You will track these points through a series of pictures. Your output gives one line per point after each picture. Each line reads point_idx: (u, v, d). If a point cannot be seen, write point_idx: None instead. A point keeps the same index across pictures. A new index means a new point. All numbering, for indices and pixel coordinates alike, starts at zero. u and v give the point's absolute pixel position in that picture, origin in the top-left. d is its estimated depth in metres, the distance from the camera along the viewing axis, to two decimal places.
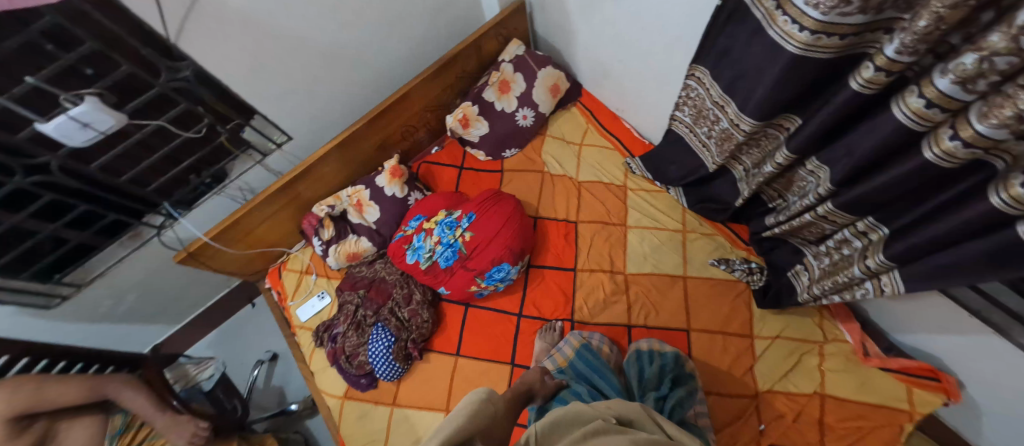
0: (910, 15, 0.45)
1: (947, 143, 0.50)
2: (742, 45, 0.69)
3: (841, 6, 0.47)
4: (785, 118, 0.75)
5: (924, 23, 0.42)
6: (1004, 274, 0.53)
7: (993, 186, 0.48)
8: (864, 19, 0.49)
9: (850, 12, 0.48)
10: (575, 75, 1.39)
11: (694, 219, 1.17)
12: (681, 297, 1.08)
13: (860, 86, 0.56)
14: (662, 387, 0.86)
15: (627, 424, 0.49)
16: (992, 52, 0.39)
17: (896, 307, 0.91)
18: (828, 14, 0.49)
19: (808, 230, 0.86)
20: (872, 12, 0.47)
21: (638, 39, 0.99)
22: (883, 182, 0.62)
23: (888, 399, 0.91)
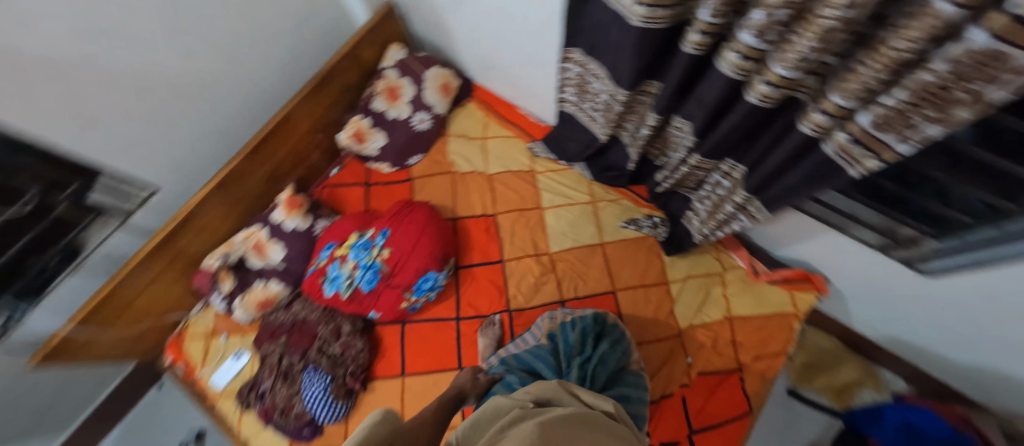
0: None
1: (762, 88, 0.59)
2: (596, 23, 0.75)
3: None
4: (647, 85, 0.82)
5: None
6: (825, 185, 0.64)
7: (800, 117, 0.59)
8: None
9: None
10: (464, 71, 1.39)
11: (601, 189, 1.25)
12: (603, 263, 1.16)
13: (693, 49, 0.63)
14: (586, 348, 0.93)
15: (546, 404, 0.51)
16: (772, 7, 0.47)
17: (769, 229, 1.08)
18: None
19: (688, 179, 0.97)
20: None
21: (508, 29, 1.02)
22: (728, 129, 0.71)
23: (778, 307, 1.08)
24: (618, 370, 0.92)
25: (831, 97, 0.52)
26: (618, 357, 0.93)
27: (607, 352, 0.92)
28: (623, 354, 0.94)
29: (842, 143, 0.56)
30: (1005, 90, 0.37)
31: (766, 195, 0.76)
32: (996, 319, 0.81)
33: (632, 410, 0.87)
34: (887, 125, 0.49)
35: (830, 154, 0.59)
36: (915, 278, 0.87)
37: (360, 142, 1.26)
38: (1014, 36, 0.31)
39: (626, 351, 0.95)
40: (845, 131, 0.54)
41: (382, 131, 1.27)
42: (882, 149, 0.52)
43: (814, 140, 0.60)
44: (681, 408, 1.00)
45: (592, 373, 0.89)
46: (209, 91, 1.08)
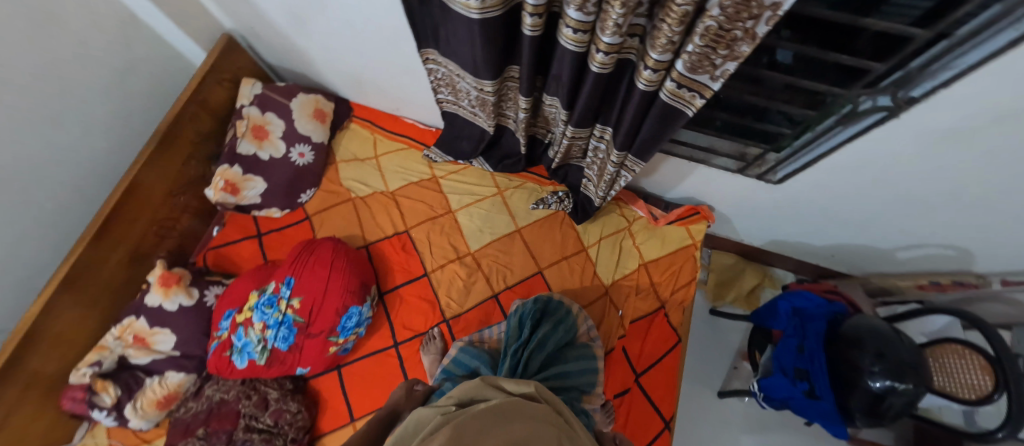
0: None
1: (598, 57, 0.63)
2: (441, 22, 0.75)
3: None
4: (509, 70, 0.86)
5: None
6: (672, 130, 0.72)
7: (635, 75, 0.65)
8: None
9: None
10: (335, 92, 1.32)
11: (504, 178, 1.27)
12: (523, 248, 1.19)
13: (531, 32, 0.65)
14: (530, 333, 0.93)
15: (468, 402, 0.52)
16: None
17: (656, 178, 1.20)
18: None
19: (574, 150, 1.03)
20: None
21: (363, 43, 0.99)
22: (585, 99, 0.76)
23: (679, 242, 1.20)
24: (561, 348, 0.96)
25: (651, 54, 0.58)
26: (562, 335, 0.96)
27: (555, 335, 0.94)
28: (564, 332, 0.97)
29: (673, 90, 0.62)
30: (764, 19, 0.45)
31: (636, 149, 0.83)
32: (832, 204, 1.01)
33: (575, 381, 0.91)
34: (698, 69, 0.56)
35: (667, 104, 0.66)
36: (772, 189, 1.03)
37: (236, 193, 1.13)
38: None
39: (568, 329, 0.98)
40: (671, 79, 0.61)
41: (259, 176, 1.16)
42: (702, 87, 0.60)
43: (653, 94, 0.67)
44: (625, 359, 1.08)
45: (537, 357, 0.91)
46: (20, 180, 0.89)
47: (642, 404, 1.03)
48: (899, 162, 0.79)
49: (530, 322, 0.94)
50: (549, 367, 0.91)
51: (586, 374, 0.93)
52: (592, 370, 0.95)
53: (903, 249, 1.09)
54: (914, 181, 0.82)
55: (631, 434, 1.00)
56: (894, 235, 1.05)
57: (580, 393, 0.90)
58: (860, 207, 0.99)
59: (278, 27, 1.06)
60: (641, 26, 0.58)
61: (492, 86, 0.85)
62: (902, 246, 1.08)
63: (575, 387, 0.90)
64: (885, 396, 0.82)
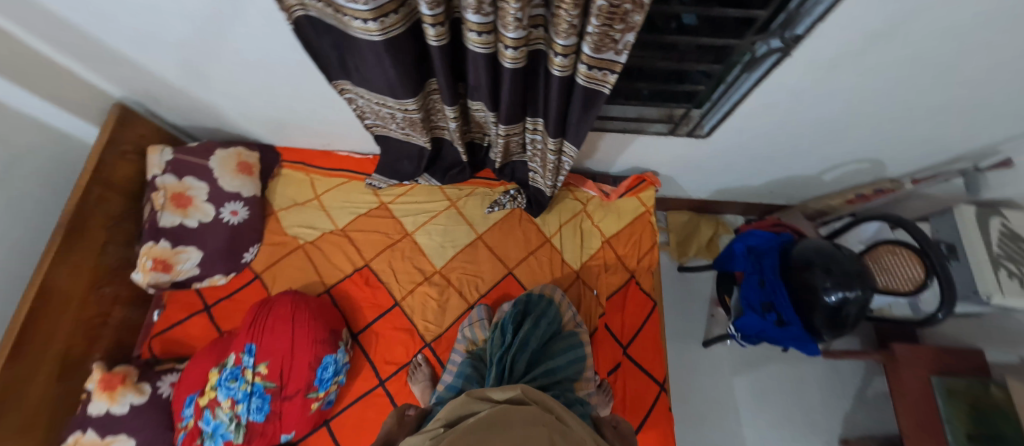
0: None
1: (509, 54, 0.64)
2: (344, 50, 0.72)
3: None
4: (430, 85, 0.86)
5: None
6: (596, 109, 0.74)
7: (548, 65, 0.66)
8: None
9: None
10: (257, 140, 1.25)
11: (454, 189, 1.26)
12: (488, 253, 1.19)
13: (437, 41, 0.65)
14: (514, 336, 0.92)
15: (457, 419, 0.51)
16: None
17: (598, 157, 1.24)
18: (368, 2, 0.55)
19: (513, 147, 1.03)
20: None
21: (272, 84, 0.94)
22: (508, 96, 0.76)
23: (634, 212, 1.24)
24: (547, 342, 0.96)
25: (557, 42, 0.59)
26: (546, 328, 0.96)
27: (540, 330, 0.94)
28: (546, 326, 0.96)
29: (586, 71, 0.64)
30: None
31: (570, 133, 0.84)
32: (758, 144, 1.08)
33: (565, 373, 0.91)
34: (603, 46, 0.58)
35: (585, 85, 0.68)
36: (704, 143, 1.09)
37: (169, 270, 1.04)
38: None
39: (550, 321, 0.98)
40: (582, 62, 0.63)
41: (193, 246, 1.08)
42: (612, 64, 0.62)
43: (570, 78, 0.69)
44: (609, 336, 1.10)
45: (527, 357, 0.89)
46: None
47: (634, 374, 1.06)
48: (803, 95, 0.86)
49: (511, 325, 0.93)
50: (540, 365, 0.91)
51: (575, 362, 0.94)
52: (578, 359, 0.95)
53: (827, 171, 1.20)
54: (819, 109, 0.90)
55: (631, 407, 1.03)
56: (816, 161, 1.15)
57: (571, 382, 0.90)
58: (782, 142, 1.07)
59: (174, 85, 0.98)
60: (540, 16, 0.60)
61: (415, 103, 0.84)
62: (825, 169, 1.19)
63: (566, 379, 0.91)
64: (841, 306, 0.91)
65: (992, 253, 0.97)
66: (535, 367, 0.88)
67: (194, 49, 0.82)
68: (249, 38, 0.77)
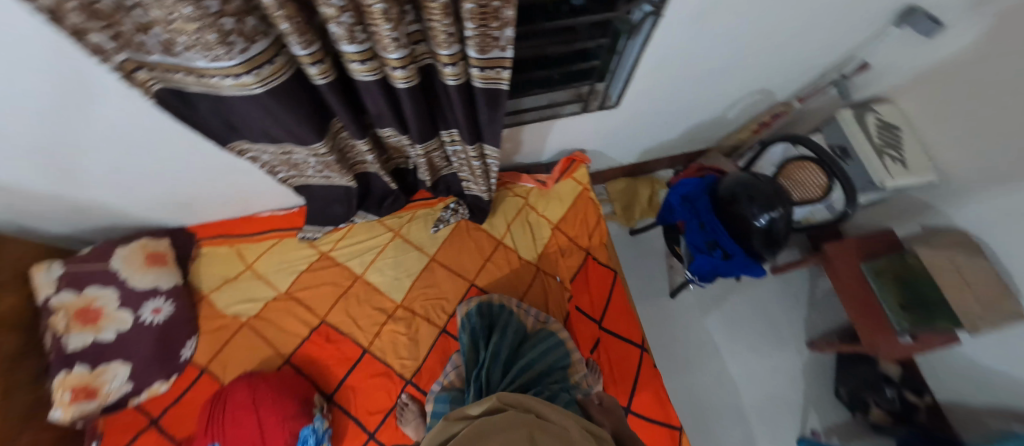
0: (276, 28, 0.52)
1: (398, 74, 0.63)
2: (226, 111, 0.67)
3: (233, 46, 0.50)
4: (335, 125, 0.83)
5: (285, 24, 0.49)
6: (501, 108, 0.75)
7: (441, 77, 0.66)
8: (265, 43, 0.54)
9: (246, 45, 0.52)
10: (162, 227, 1.13)
11: (393, 219, 1.23)
12: (445, 272, 1.18)
13: (321, 80, 0.63)
14: (484, 351, 0.92)
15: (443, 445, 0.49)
16: (336, 16, 0.49)
17: (526, 149, 1.26)
18: (235, 56, 0.52)
19: (438, 162, 1.02)
20: (261, 36, 0.53)
21: (160, 164, 0.86)
22: (413, 115, 0.75)
23: (573, 193, 1.28)
24: (518, 348, 0.96)
25: (441, 53, 0.59)
26: (513, 336, 0.97)
27: (507, 338, 0.95)
28: (514, 332, 0.98)
29: (479, 75, 0.65)
30: None
31: (484, 135, 0.85)
32: (664, 101, 1.15)
33: (545, 366, 0.91)
34: (486, 47, 0.59)
35: (483, 86, 0.69)
36: (617, 112, 1.15)
37: (94, 396, 0.93)
38: None
39: (516, 328, 0.99)
40: (472, 66, 0.63)
41: (116, 361, 0.97)
42: (501, 62, 0.63)
43: (467, 85, 0.69)
44: (583, 315, 1.13)
45: (501, 367, 0.89)
46: None
47: (614, 345, 1.11)
48: (687, 48, 0.93)
49: (481, 339, 0.95)
50: (518, 370, 0.89)
51: (553, 357, 0.93)
52: (552, 353, 0.95)
53: (729, 109, 1.30)
54: (704, 56, 0.98)
55: (619, 376, 1.07)
56: (717, 102, 1.25)
57: (552, 372, 0.90)
58: (684, 94, 1.15)
59: (42, 194, 0.86)
60: (418, 32, 0.59)
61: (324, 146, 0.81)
62: (726, 108, 1.29)
63: (548, 375, 0.90)
64: (770, 226, 1.02)
65: (875, 144, 1.12)
66: (513, 371, 0.88)
67: (53, 149, 0.72)
68: (115, 121, 0.70)
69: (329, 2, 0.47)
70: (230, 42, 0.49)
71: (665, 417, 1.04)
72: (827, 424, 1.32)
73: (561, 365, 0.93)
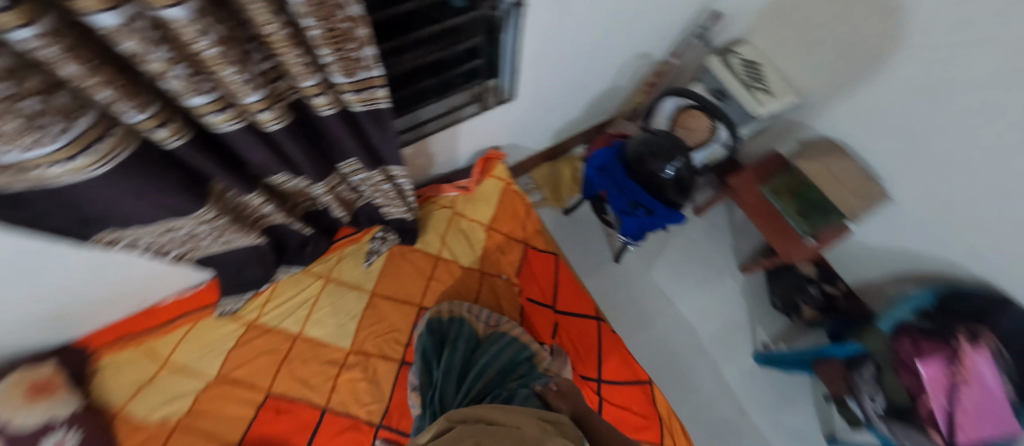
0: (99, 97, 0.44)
1: (264, 117, 0.58)
2: (69, 203, 0.57)
3: (44, 128, 0.42)
4: (216, 188, 0.74)
5: (106, 92, 0.43)
6: (390, 126, 0.73)
7: (314, 110, 0.62)
8: (89, 117, 0.46)
9: (61, 123, 0.43)
10: (39, 350, 0.96)
11: (320, 265, 1.16)
12: (390, 304, 1.14)
13: (176, 140, 0.56)
14: (439, 370, 0.92)
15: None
16: (166, 71, 0.44)
17: (440, 159, 1.25)
18: (56, 138, 0.43)
19: (348, 196, 0.96)
20: (78, 108, 0.44)
21: (12, 281, 0.72)
22: (298, 156, 0.70)
23: (497, 190, 1.29)
24: (472, 356, 0.99)
25: (304, 85, 0.56)
26: (465, 345, 0.99)
27: (460, 350, 0.97)
28: (466, 342, 1.00)
29: (355, 99, 0.62)
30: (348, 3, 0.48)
31: (384, 157, 0.82)
32: (557, 83, 1.20)
33: (500, 368, 0.96)
34: (352, 69, 0.57)
35: (364, 108, 0.66)
36: (517, 103, 1.17)
37: None
38: None
39: (468, 337, 1.02)
40: (343, 93, 0.61)
41: None
42: (373, 82, 0.61)
43: (345, 111, 0.66)
44: (537, 305, 1.16)
45: (457, 382, 0.91)
46: None
47: (572, 323, 1.15)
48: (562, 30, 0.97)
49: (434, 357, 0.94)
50: (474, 381, 0.92)
51: (507, 358, 0.98)
52: (507, 353, 0.99)
53: (618, 77, 1.39)
54: (580, 34, 1.03)
55: (584, 351, 1.11)
56: (606, 73, 1.33)
57: (508, 372, 0.96)
58: (574, 72, 1.20)
59: None
60: (273, 69, 0.55)
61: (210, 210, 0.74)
62: (615, 77, 1.38)
63: (504, 377, 0.95)
64: (678, 175, 1.13)
65: (742, 81, 1.25)
66: (469, 383, 0.91)
67: None
68: None
69: (151, 57, 0.41)
70: (40, 125, 0.41)
71: (632, 374, 1.10)
72: (773, 333, 1.46)
73: (517, 362, 0.98)
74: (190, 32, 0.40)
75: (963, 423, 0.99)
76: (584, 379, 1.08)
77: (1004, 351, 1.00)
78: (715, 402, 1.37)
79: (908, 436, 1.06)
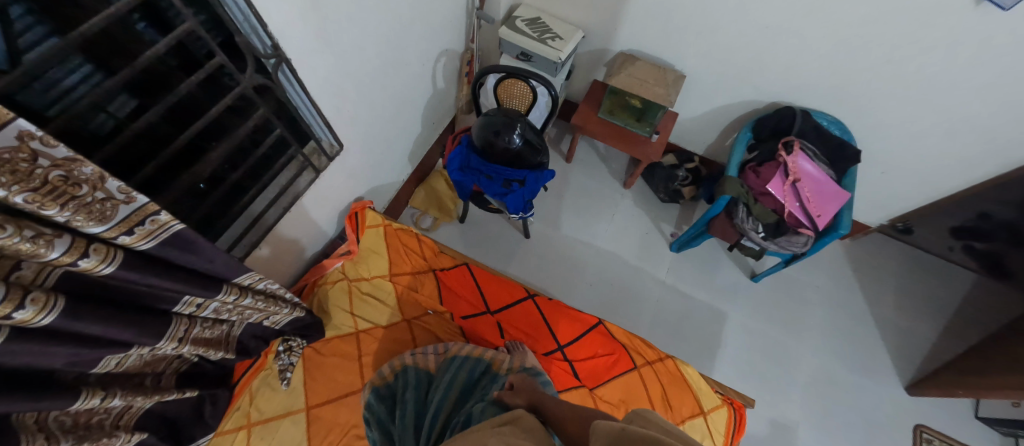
0: None
1: (25, 315, 0.45)
2: None
3: None
4: (21, 420, 0.57)
5: None
6: (204, 243, 0.65)
7: (88, 273, 0.51)
8: None
9: None
10: None
11: (233, 416, 0.99)
12: (332, 405, 1.03)
13: None
14: (395, 430, 0.89)
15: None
16: None
17: (306, 240, 1.17)
18: None
19: (209, 332, 0.83)
20: None
21: None
22: (113, 328, 0.57)
23: (380, 237, 1.24)
24: (425, 398, 0.94)
25: (55, 255, 0.45)
26: (415, 392, 0.94)
27: (410, 400, 0.93)
28: (416, 386, 0.96)
29: (135, 238, 0.53)
30: (43, 150, 0.40)
31: (223, 274, 0.73)
32: (380, 112, 1.19)
33: (458, 392, 0.93)
34: (105, 212, 0.48)
35: (159, 241, 0.58)
36: (352, 150, 1.14)
37: None
38: None
39: (416, 382, 0.97)
40: (113, 239, 0.51)
41: None
42: (145, 210, 0.53)
43: (133, 253, 0.56)
44: (473, 315, 1.18)
45: (413, 430, 0.87)
46: None
47: (512, 315, 1.19)
48: (349, 65, 0.96)
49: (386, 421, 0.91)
50: (433, 418, 0.87)
51: (463, 380, 0.95)
52: (462, 377, 0.96)
53: (434, 81, 1.43)
54: (370, 60, 1.03)
55: (535, 331, 1.16)
56: (422, 83, 1.35)
57: (470, 391, 0.94)
58: (389, 95, 1.20)
59: None
60: None
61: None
62: (432, 81, 1.41)
63: (464, 400, 0.92)
64: (525, 138, 1.19)
65: (536, 37, 1.36)
66: (428, 423, 0.86)
67: None
68: None
69: None
70: None
71: (582, 323, 1.17)
72: (675, 222, 1.65)
73: (475, 380, 0.96)
74: None
75: (814, 210, 1.23)
76: (547, 355, 1.12)
77: (811, 146, 1.30)
78: (664, 302, 1.51)
79: (789, 240, 1.25)
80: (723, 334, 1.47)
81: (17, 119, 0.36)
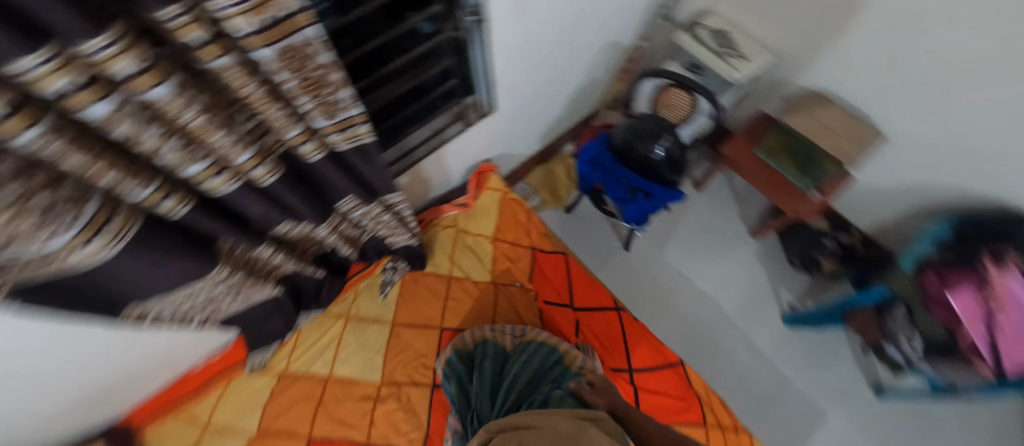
0: (128, 148, 0.42)
1: (259, 173, 0.59)
2: (118, 288, 0.60)
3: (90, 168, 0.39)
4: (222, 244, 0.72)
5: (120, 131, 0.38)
6: (376, 159, 0.76)
7: (304, 157, 0.65)
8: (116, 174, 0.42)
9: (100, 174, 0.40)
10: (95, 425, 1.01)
11: (338, 305, 1.18)
12: (412, 331, 1.15)
13: (184, 208, 0.55)
14: (472, 389, 0.97)
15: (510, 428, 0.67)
16: (162, 141, 0.43)
17: (435, 182, 1.30)
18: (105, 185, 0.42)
19: (348, 232, 0.97)
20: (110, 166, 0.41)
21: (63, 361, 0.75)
22: (300, 203, 0.72)
23: (495, 202, 1.32)
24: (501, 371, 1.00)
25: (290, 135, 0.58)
26: (493, 363, 1.01)
27: (488, 368, 1.00)
28: (494, 359, 1.02)
29: (340, 138, 0.65)
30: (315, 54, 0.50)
31: (379, 188, 0.85)
32: (534, 87, 1.23)
33: (533, 374, 0.97)
34: (332, 112, 0.59)
35: (350, 146, 0.69)
36: (499, 115, 1.21)
37: None
38: (273, 36, 0.42)
39: (495, 353, 1.04)
40: (327, 136, 0.63)
41: None
42: (353, 120, 0.64)
43: (333, 151, 0.69)
44: (555, 304, 1.19)
45: (490, 395, 0.94)
46: None
47: (592, 318, 1.18)
48: (528, 38, 1.01)
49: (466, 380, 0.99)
50: (507, 390, 0.93)
51: (538, 364, 0.99)
52: (535, 361, 0.99)
53: (592, 70, 1.42)
54: (547, 37, 1.07)
55: (610, 343, 1.13)
56: (580, 69, 1.36)
57: (535, 380, 0.96)
58: (549, 74, 1.23)
59: None
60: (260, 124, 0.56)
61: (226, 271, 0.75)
62: (590, 70, 1.41)
63: (537, 382, 0.95)
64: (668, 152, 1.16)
65: (716, 52, 1.26)
66: (504, 393, 0.92)
67: None
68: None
69: (144, 138, 0.41)
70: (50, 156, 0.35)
71: (660, 355, 1.11)
72: (799, 293, 1.44)
73: (548, 367, 0.98)
74: (175, 103, 0.41)
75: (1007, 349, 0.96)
76: (614, 371, 1.09)
77: None
78: (753, 371, 1.35)
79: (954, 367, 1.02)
80: (812, 435, 1.27)
81: (310, 26, 0.46)
